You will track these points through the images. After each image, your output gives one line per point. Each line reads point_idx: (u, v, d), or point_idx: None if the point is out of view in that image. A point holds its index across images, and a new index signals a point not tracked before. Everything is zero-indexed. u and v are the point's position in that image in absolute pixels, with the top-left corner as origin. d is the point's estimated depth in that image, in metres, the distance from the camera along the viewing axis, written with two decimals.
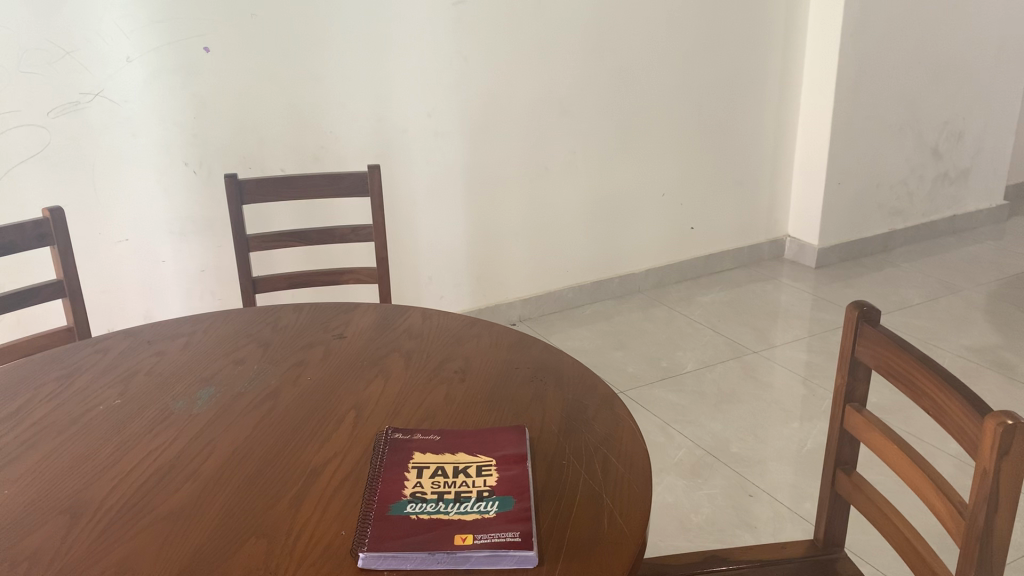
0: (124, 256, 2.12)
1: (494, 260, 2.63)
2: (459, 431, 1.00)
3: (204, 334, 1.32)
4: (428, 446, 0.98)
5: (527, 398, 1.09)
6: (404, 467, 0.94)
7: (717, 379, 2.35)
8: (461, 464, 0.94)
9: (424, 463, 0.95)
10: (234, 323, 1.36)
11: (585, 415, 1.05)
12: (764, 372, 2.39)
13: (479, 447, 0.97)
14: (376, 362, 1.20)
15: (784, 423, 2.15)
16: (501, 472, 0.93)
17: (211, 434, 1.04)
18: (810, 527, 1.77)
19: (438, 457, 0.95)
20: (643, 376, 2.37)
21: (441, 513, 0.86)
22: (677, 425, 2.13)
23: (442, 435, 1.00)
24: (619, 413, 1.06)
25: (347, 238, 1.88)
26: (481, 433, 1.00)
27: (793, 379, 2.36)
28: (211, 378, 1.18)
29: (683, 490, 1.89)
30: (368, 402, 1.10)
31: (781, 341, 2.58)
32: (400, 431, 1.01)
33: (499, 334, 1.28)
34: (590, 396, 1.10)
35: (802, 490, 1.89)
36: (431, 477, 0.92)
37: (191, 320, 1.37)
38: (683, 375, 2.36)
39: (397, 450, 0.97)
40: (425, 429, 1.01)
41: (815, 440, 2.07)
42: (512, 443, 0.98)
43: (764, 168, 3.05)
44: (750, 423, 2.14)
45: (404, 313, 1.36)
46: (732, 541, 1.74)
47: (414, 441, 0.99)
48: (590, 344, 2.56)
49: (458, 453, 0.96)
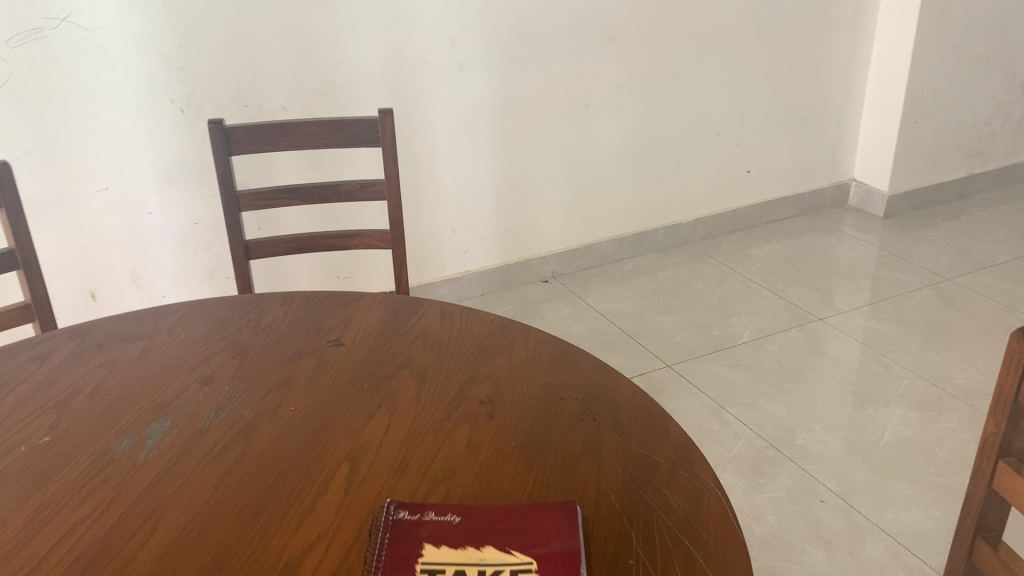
0: (104, 208, 1.86)
1: (525, 209, 2.33)
2: (485, 509, 0.75)
3: (168, 335, 1.05)
4: (444, 535, 0.72)
5: (577, 450, 0.83)
6: (410, 569, 0.68)
7: (778, 352, 2.07)
8: (487, 570, 0.68)
9: (436, 563, 0.69)
10: (207, 319, 1.09)
11: (655, 482, 0.79)
12: (830, 344, 2.11)
13: (513, 540, 0.71)
14: (381, 384, 0.94)
15: (858, 407, 1.87)
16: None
17: (157, 500, 0.78)
18: (894, 544, 1.51)
19: (457, 555, 0.69)
20: (694, 347, 2.09)
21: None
22: (733, 410, 1.86)
23: (463, 516, 0.74)
24: (700, 476, 0.80)
25: (354, 194, 1.59)
26: (518, 514, 0.74)
27: (864, 352, 2.07)
28: (169, 406, 0.92)
29: (743, 492, 1.63)
30: (367, 449, 0.84)
31: (848, 306, 2.28)
32: (409, 507, 0.75)
33: (538, 343, 1.00)
34: (660, 448, 0.83)
35: (881, 495, 1.62)
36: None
37: (158, 314, 1.11)
38: (738, 347, 2.09)
39: (401, 541, 0.71)
40: (442, 507, 0.75)
41: (895, 431, 1.79)
42: (560, 532, 0.72)
43: (831, 103, 2.70)
44: (817, 408, 1.87)
45: (419, 308, 1.09)
46: (802, 560, 1.48)
47: (425, 528, 0.72)
48: (633, 305, 2.29)
49: (485, 549, 0.70)
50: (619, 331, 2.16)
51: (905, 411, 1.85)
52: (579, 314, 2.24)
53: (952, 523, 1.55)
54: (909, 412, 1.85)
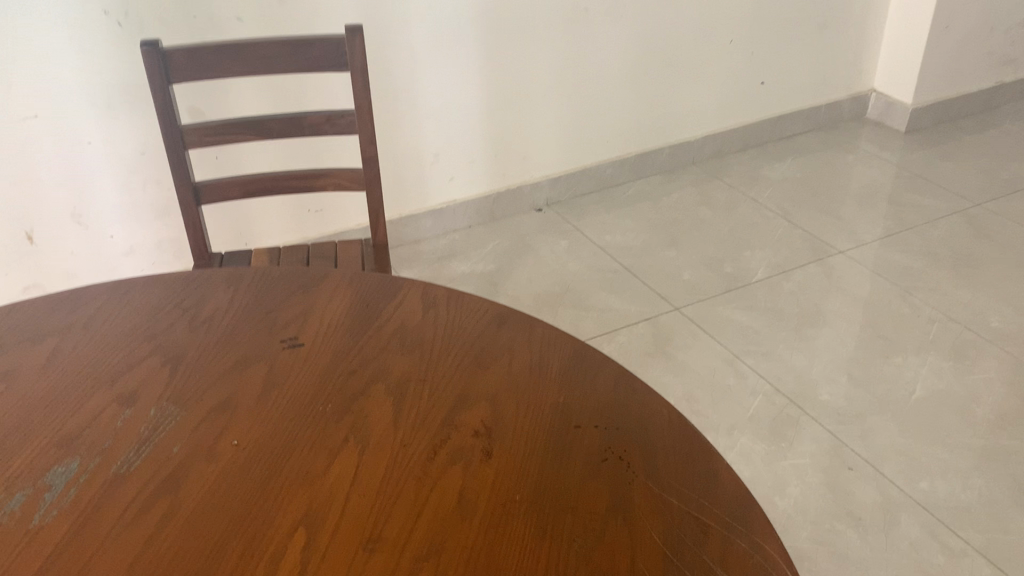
0: (34, 139, 1.61)
1: (517, 129, 2.10)
2: None
3: (84, 332, 0.85)
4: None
5: (600, 509, 0.65)
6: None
7: (797, 292, 1.89)
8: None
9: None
10: (134, 308, 0.88)
11: (706, 559, 0.61)
12: (852, 281, 1.92)
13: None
14: (349, 404, 0.74)
15: (886, 356, 1.70)
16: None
17: None
18: (931, 522, 1.35)
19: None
20: (704, 286, 1.90)
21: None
22: (749, 360, 1.69)
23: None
24: (763, 549, 0.62)
25: (320, 128, 1.36)
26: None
27: (890, 290, 1.89)
28: (77, 438, 0.72)
29: (764, 460, 1.47)
30: (331, 509, 0.65)
31: (870, 236, 2.09)
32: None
33: (543, 345, 0.81)
34: (706, 503, 0.65)
35: (914, 461, 1.47)
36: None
37: (75, 299, 0.90)
38: (753, 286, 1.90)
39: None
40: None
41: (927, 385, 1.63)
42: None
43: (855, 6, 2.43)
44: (842, 358, 1.70)
45: (395, 294, 0.89)
46: (831, 541, 1.33)
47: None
48: (635, 237, 2.09)
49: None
50: (621, 268, 1.97)
51: (936, 361, 1.68)
52: (577, 249, 2.04)
53: (995, 495, 1.40)
54: (942, 361, 1.68)
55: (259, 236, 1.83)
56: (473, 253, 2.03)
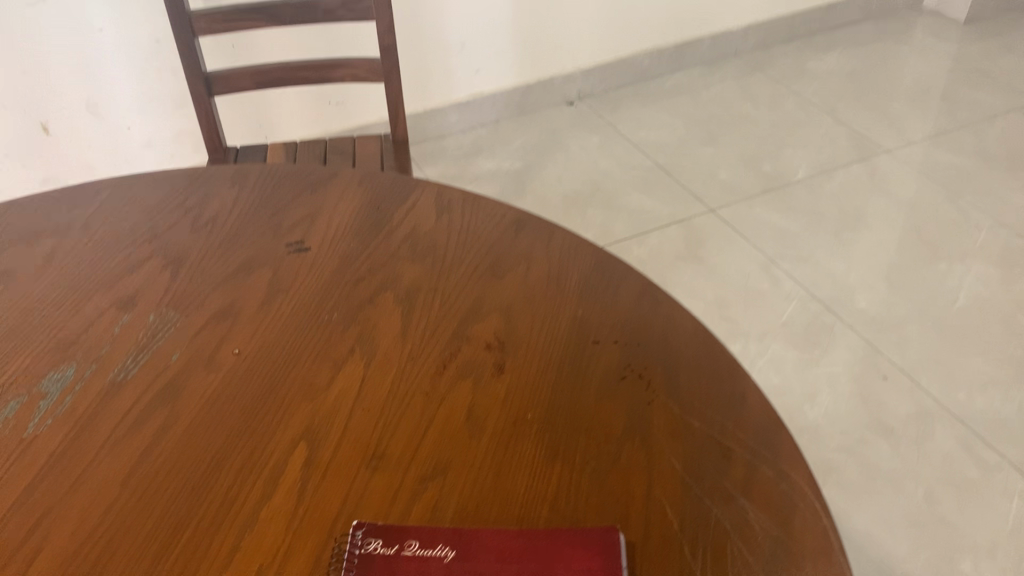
0: (43, 26, 1.55)
1: (548, 18, 1.98)
2: (491, 537, 0.54)
3: (83, 232, 0.81)
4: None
5: (616, 430, 0.61)
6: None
7: (839, 194, 1.80)
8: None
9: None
10: (136, 207, 0.84)
11: (727, 487, 0.57)
12: (896, 182, 1.83)
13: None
14: (355, 313, 0.71)
15: (929, 262, 1.63)
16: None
17: (44, 500, 0.57)
18: (966, 434, 1.31)
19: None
20: (741, 187, 1.82)
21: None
22: (784, 265, 1.63)
23: (459, 551, 0.53)
24: (789, 476, 0.58)
25: (335, 14, 1.28)
26: (536, 551, 0.53)
27: (938, 193, 1.79)
28: (73, 344, 0.69)
29: (795, 368, 1.43)
30: (333, 423, 0.62)
31: (920, 134, 1.98)
32: (384, 532, 0.54)
33: (562, 254, 0.76)
34: (731, 427, 0.61)
35: (953, 373, 1.41)
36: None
37: (74, 196, 0.86)
38: (792, 187, 1.82)
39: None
40: (430, 536, 0.54)
41: (970, 291, 1.56)
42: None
43: None
44: (883, 264, 1.63)
45: (407, 197, 0.84)
46: (861, 452, 1.29)
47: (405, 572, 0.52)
48: (670, 134, 2.00)
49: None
50: (654, 166, 1.89)
51: (981, 267, 1.61)
52: (609, 145, 1.96)
53: None
54: (989, 268, 1.60)
55: (279, 129, 1.77)
56: (500, 149, 1.96)
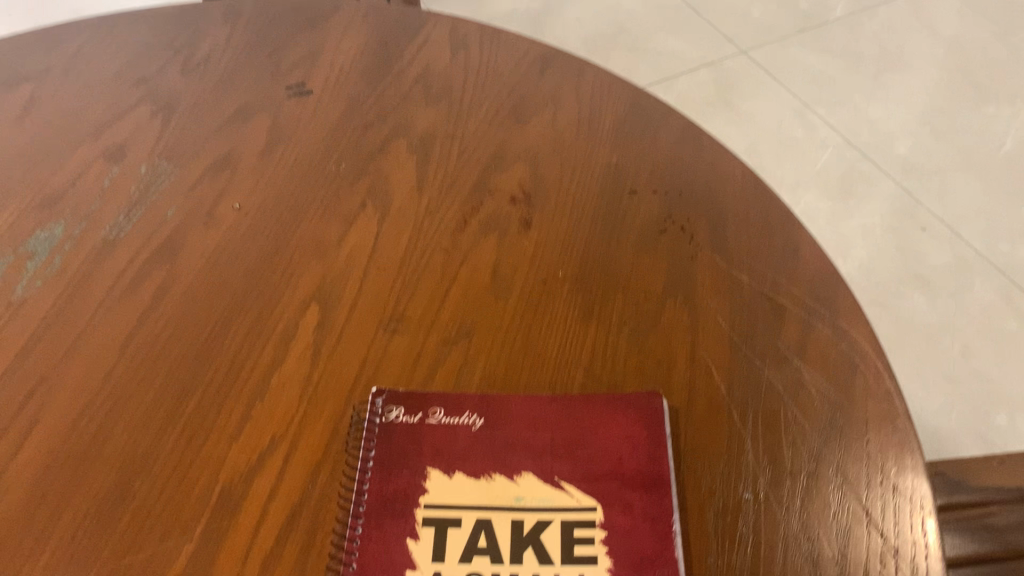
0: None
1: None
2: (522, 404, 0.49)
3: (63, 77, 0.73)
4: (459, 456, 0.47)
5: (657, 288, 0.55)
6: (410, 524, 0.45)
7: (880, 32, 1.67)
8: (525, 524, 0.44)
9: (448, 509, 0.45)
10: (120, 48, 0.76)
11: (781, 348, 0.52)
12: (943, 21, 1.70)
13: (565, 466, 0.47)
14: (365, 163, 0.64)
15: (976, 105, 1.52)
16: (615, 556, 0.43)
17: (38, 369, 0.53)
18: (1006, 286, 1.25)
19: (479, 495, 0.45)
20: (775, 27, 1.70)
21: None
22: (820, 110, 1.53)
23: (488, 420, 0.49)
24: (849, 335, 0.52)
25: None
26: (571, 418, 0.49)
27: (988, 30, 1.66)
28: (60, 199, 0.63)
29: (829, 219, 1.35)
30: (346, 281, 0.57)
31: None
32: (406, 401, 0.50)
33: (593, 94, 0.68)
34: (783, 281, 0.55)
35: (996, 221, 1.34)
36: (468, 563, 0.43)
37: (51, 36, 0.78)
38: (830, 25, 1.69)
39: (396, 463, 0.47)
40: (456, 404, 0.49)
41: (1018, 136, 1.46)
42: (637, 453, 0.47)
43: None
44: (925, 107, 1.52)
45: (418, 33, 0.75)
46: (895, 305, 1.24)
47: (430, 443, 0.48)
48: None
49: (522, 480, 0.46)
50: (682, 5, 1.75)
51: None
52: None
53: None
54: None
55: None
56: None
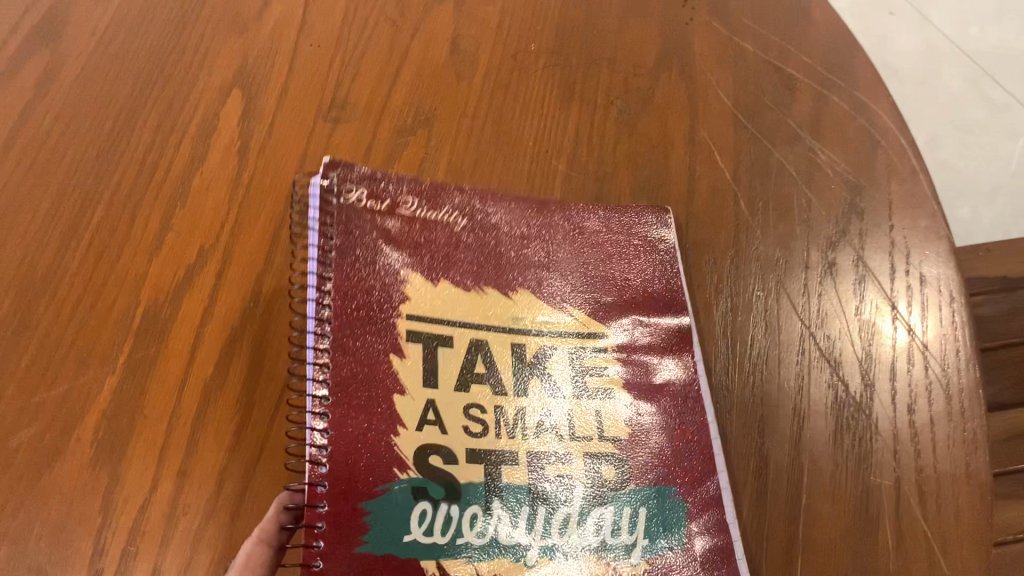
0: None
1: None
2: (512, 207, 0.39)
3: None
4: (444, 259, 0.36)
5: (647, 62, 0.47)
6: (391, 339, 0.34)
7: None
8: (529, 350, 0.36)
9: (437, 320, 0.35)
10: None
11: (792, 124, 0.45)
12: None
13: (567, 294, 0.38)
14: None
15: None
16: (634, 391, 0.37)
17: None
18: None
19: (471, 309, 0.36)
20: None
21: (516, 566, 0.32)
22: None
23: (479, 220, 0.38)
24: (869, 109, 0.45)
25: None
26: (574, 235, 0.39)
27: None
28: None
29: None
30: (276, 62, 0.47)
31: None
32: (369, 175, 0.37)
33: None
34: (793, 49, 0.47)
35: None
36: (465, 393, 0.34)
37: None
38: None
39: (362, 256, 0.35)
40: (436, 190, 0.38)
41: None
42: (653, 280, 0.39)
43: None
44: None
45: None
46: None
47: (408, 238, 0.36)
48: None
49: (521, 297, 0.37)
50: None
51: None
52: None
53: None
54: None
55: None
56: None
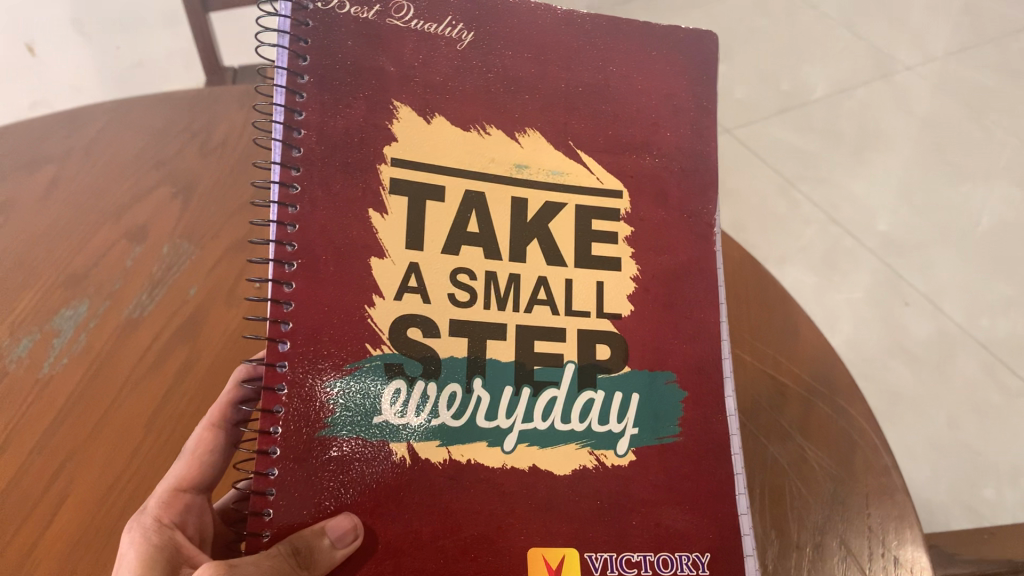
0: None
1: None
2: (510, 19, 0.48)
3: (75, 143, 0.70)
4: (431, 92, 0.46)
5: None
6: (360, 165, 0.43)
7: (874, 39, 1.62)
8: (533, 207, 0.46)
9: (429, 175, 0.44)
10: (128, 109, 0.73)
11: (784, 425, 0.55)
12: (934, 35, 1.61)
13: (583, 130, 0.48)
14: None
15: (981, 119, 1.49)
16: (638, 266, 0.47)
17: (66, 443, 0.54)
18: (989, 360, 1.20)
19: (474, 152, 0.46)
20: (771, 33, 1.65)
21: (496, 450, 0.42)
22: (813, 121, 1.48)
23: (476, 35, 0.47)
24: (847, 413, 0.55)
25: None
26: (603, 61, 0.50)
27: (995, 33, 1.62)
28: (84, 279, 0.62)
29: (813, 294, 1.26)
30: None
31: None
32: None
33: None
34: (785, 360, 0.58)
35: (972, 279, 1.28)
36: (455, 257, 0.44)
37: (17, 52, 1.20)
38: (828, 34, 1.64)
39: (332, 78, 0.44)
40: (424, 11, 0.47)
41: (1007, 203, 1.36)
42: (676, 122, 0.50)
43: None
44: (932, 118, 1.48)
45: None
46: (882, 379, 1.19)
47: (386, 55, 0.45)
48: None
49: (526, 141, 0.47)
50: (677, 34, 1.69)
51: (1015, 157, 1.41)
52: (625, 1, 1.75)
53: None
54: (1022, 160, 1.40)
55: None
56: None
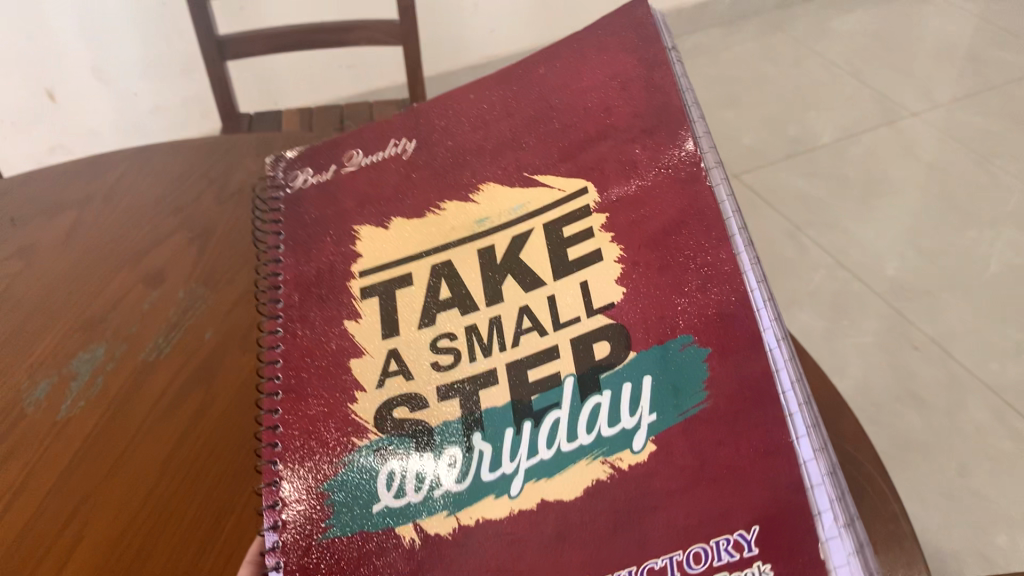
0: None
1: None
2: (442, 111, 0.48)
3: (105, 197, 0.74)
4: (385, 203, 0.46)
5: None
6: (338, 274, 0.45)
7: (880, 95, 1.65)
8: (501, 252, 0.41)
9: (396, 267, 0.43)
10: (159, 167, 0.77)
11: None
12: (941, 87, 1.65)
13: (535, 156, 0.44)
14: None
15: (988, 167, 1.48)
16: (621, 241, 0.39)
17: (80, 487, 0.54)
18: (1000, 406, 1.16)
19: (439, 229, 0.44)
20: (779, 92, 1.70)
21: (501, 500, 0.35)
22: (818, 172, 1.51)
23: (417, 141, 0.48)
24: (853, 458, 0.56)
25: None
26: (543, 95, 0.46)
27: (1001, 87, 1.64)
28: (101, 321, 0.64)
29: (821, 339, 1.27)
30: None
31: (967, 30, 1.82)
32: (309, 164, 0.51)
33: None
34: None
35: (980, 325, 1.26)
36: (431, 329, 0.40)
37: (39, 98, 1.38)
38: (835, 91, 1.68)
39: (303, 229, 0.48)
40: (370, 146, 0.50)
41: (1016, 249, 1.34)
42: (629, 96, 0.43)
43: None
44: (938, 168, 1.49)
45: None
46: (889, 424, 1.17)
47: (347, 195, 0.48)
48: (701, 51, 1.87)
49: (483, 195, 0.44)
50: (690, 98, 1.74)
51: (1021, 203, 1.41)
52: None
53: None
54: None
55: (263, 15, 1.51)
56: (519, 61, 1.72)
